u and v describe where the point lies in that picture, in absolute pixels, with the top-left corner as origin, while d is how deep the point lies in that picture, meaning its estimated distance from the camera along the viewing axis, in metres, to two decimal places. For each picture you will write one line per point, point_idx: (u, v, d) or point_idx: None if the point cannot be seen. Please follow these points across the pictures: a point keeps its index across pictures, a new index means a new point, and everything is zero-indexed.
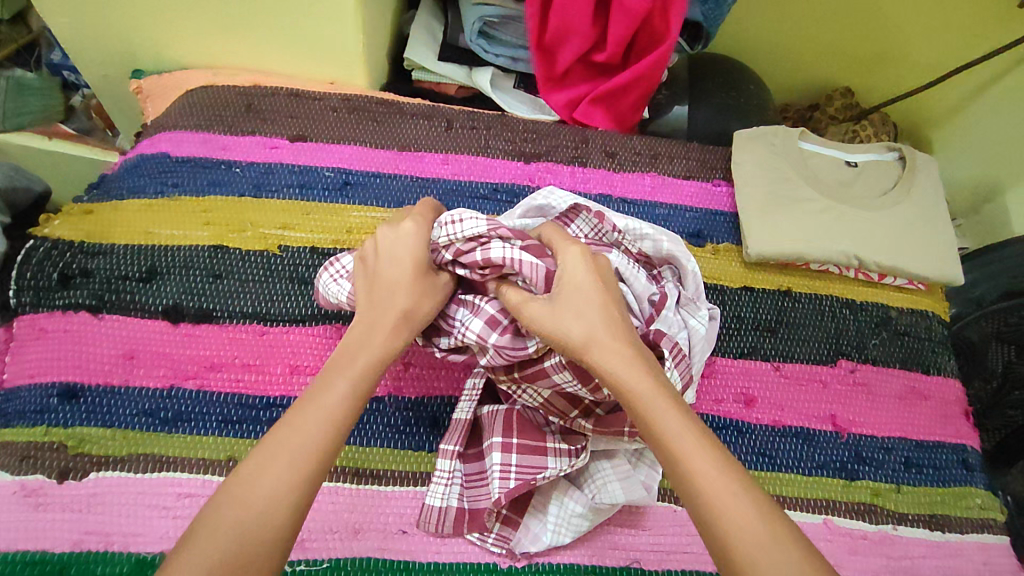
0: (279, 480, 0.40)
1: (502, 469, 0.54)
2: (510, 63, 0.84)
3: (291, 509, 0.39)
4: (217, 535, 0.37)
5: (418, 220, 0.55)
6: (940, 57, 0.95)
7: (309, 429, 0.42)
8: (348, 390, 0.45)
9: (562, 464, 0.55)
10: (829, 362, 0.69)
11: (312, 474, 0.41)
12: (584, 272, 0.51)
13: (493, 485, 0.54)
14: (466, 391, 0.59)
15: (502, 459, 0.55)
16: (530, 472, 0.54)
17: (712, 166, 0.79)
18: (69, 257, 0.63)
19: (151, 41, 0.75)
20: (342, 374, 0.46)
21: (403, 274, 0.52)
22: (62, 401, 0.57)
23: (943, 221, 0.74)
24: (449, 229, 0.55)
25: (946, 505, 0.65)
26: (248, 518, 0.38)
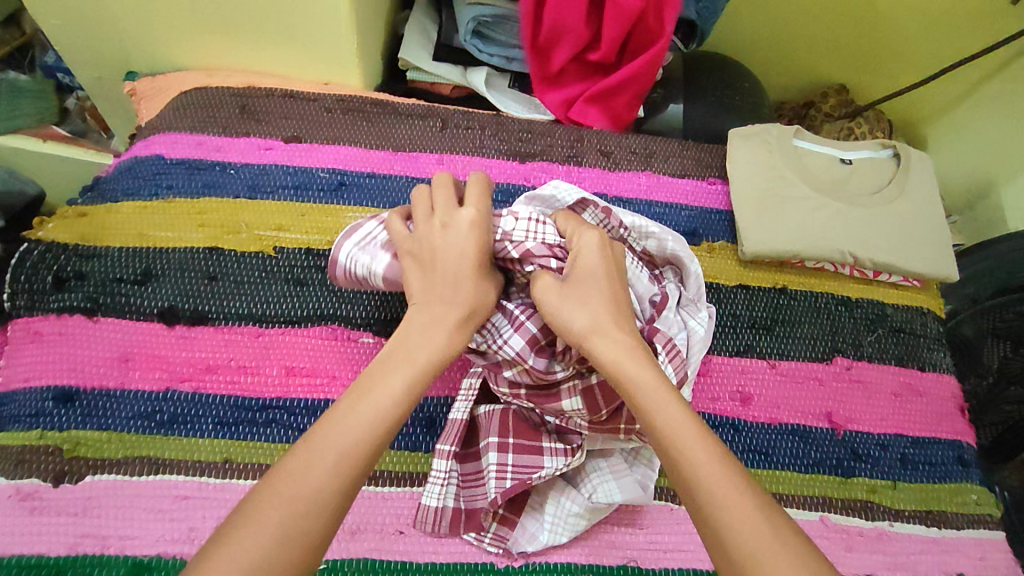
0: (330, 472, 0.39)
1: (499, 468, 0.55)
2: (505, 62, 0.84)
3: (336, 502, 0.39)
4: (267, 521, 0.37)
5: (481, 219, 0.55)
6: (934, 54, 0.95)
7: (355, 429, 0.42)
8: (400, 387, 0.45)
9: (559, 464, 0.55)
10: (825, 360, 0.69)
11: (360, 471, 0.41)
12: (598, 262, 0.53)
13: (490, 485, 0.54)
14: (462, 391, 0.59)
15: (499, 458, 0.55)
16: (527, 472, 0.54)
17: (708, 164, 0.80)
18: (64, 260, 0.63)
19: (144, 43, 0.75)
20: (396, 369, 0.46)
21: (463, 269, 0.52)
22: (57, 404, 0.57)
23: (938, 218, 0.74)
24: (528, 228, 0.58)
25: (942, 501, 0.65)
26: (295, 507, 0.37)
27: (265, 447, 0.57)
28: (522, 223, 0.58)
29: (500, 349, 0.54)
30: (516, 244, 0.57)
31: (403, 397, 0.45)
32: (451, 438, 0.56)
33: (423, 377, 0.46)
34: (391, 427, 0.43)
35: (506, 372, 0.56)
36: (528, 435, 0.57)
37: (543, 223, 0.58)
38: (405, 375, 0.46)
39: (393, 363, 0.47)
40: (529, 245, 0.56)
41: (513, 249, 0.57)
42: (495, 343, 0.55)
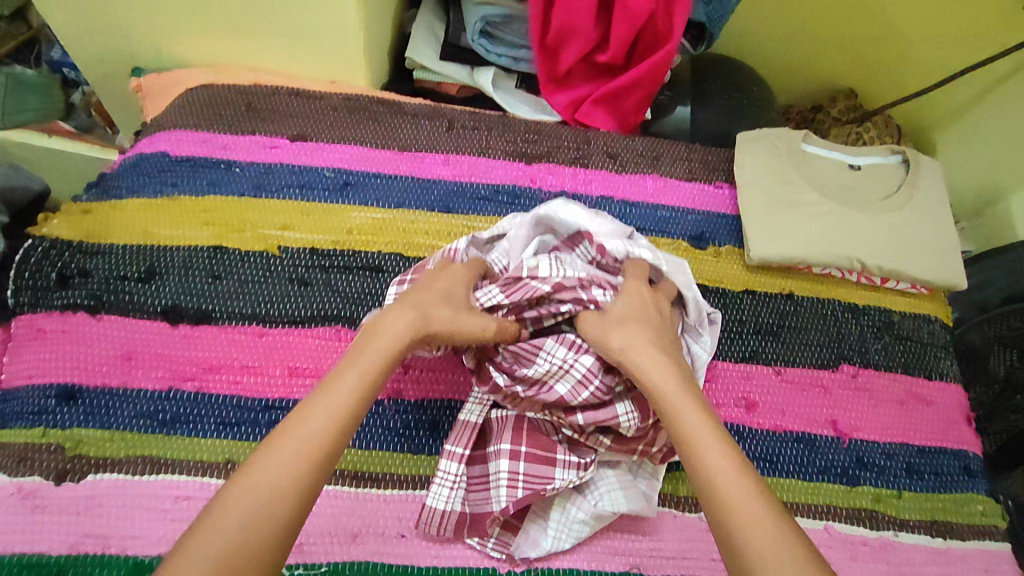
0: (294, 459, 0.41)
1: (511, 476, 0.55)
2: (512, 63, 0.84)
3: (303, 487, 0.40)
4: (236, 508, 0.37)
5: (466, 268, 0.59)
6: (944, 58, 0.95)
7: (315, 422, 0.43)
8: (355, 379, 0.46)
9: (571, 477, 0.55)
10: (832, 367, 0.69)
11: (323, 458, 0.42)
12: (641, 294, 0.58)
13: (500, 493, 0.54)
14: (476, 395, 0.59)
15: (510, 467, 0.55)
16: (538, 482, 0.54)
17: (715, 168, 0.79)
18: (68, 257, 0.63)
19: (150, 39, 0.74)
20: (347, 367, 0.47)
21: (428, 287, 0.55)
22: (60, 402, 0.57)
23: (947, 225, 0.74)
24: (551, 263, 0.59)
25: (948, 511, 0.65)
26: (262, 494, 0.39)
27: None
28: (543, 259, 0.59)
29: (572, 367, 0.55)
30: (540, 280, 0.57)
31: (355, 393, 0.46)
32: (462, 444, 0.56)
33: (376, 371, 0.48)
34: (348, 418, 0.44)
35: (574, 398, 0.54)
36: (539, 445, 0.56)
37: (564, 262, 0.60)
38: (357, 369, 0.47)
39: (347, 364, 0.48)
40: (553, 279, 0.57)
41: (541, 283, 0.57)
42: (563, 364, 0.55)
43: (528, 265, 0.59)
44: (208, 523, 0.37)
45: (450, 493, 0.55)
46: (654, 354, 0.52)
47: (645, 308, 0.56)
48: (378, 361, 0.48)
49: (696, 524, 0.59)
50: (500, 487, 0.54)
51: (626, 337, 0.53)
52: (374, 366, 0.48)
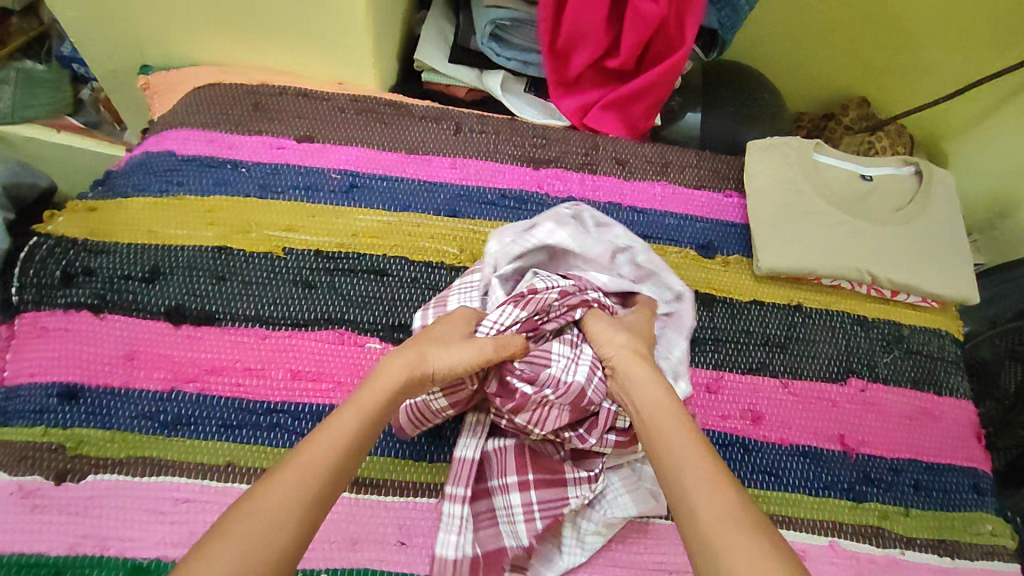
0: (287, 499, 0.40)
1: (525, 511, 0.54)
2: (521, 66, 0.83)
3: (294, 529, 0.39)
4: (226, 545, 0.37)
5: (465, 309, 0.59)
6: (958, 68, 0.93)
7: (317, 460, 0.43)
8: (354, 420, 0.46)
9: (583, 493, 0.54)
10: (840, 381, 0.68)
11: (315, 501, 0.41)
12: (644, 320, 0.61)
13: (518, 528, 0.54)
14: (471, 429, 0.58)
15: (522, 500, 0.54)
16: (553, 508, 0.54)
17: (725, 176, 0.78)
18: (72, 255, 0.62)
19: (160, 37, 0.74)
20: (347, 408, 0.47)
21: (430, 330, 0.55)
22: (62, 401, 0.57)
23: (959, 238, 0.73)
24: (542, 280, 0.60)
25: (955, 530, 0.64)
26: (253, 532, 0.38)
27: (268, 451, 0.57)
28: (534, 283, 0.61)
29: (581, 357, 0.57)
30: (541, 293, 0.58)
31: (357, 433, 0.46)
32: (461, 484, 0.55)
33: (375, 413, 0.47)
34: (344, 462, 0.44)
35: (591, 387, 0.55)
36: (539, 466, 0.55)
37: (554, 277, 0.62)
38: (358, 411, 0.47)
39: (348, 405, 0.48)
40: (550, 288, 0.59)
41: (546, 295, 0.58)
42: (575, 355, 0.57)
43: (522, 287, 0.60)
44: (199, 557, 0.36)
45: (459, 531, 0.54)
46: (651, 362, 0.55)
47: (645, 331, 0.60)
48: (380, 402, 0.48)
49: None
50: (513, 523, 0.54)
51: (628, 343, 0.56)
52: (373, 408, 0.47)
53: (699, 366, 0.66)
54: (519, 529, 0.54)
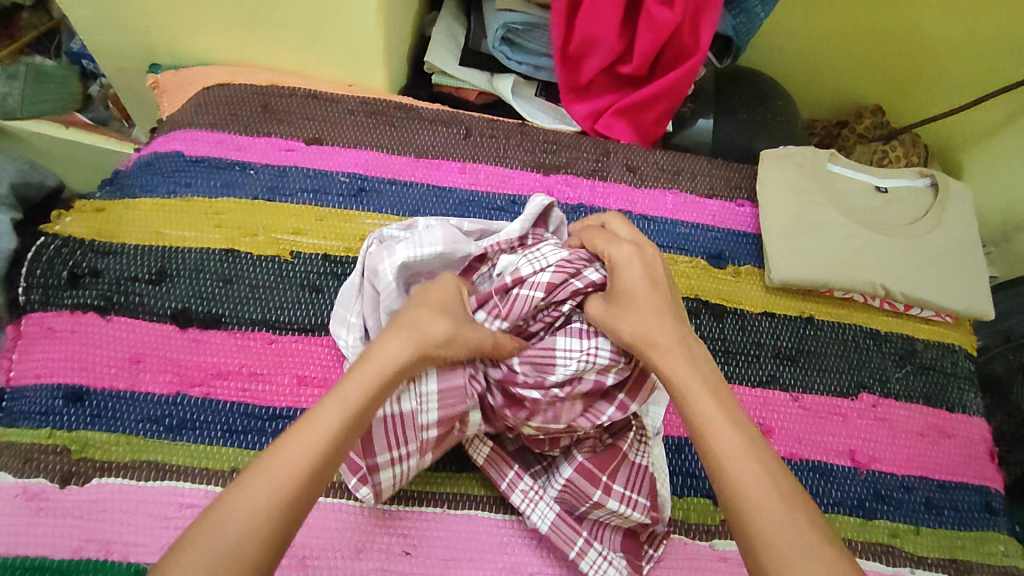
0: (258, 503, 0.37)
1: (631, 503, 0.54)
2: (533, 71, 0.82)
3: (267, 534, 0.36)
4: (192, 556, 0.34)
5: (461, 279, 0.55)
6: (975, 79, 0.92)
7: (288, 465, 0.39)
8: (336, 411, 0.42)
9: (638, 454, 0.56)
10: (850, 396, 0.67)
11: (292, 503, 0.38)
12: (641, 264, 0.53)
13: (636, 514, 0.54)
14: (525, 502, 0.54)
15: (620, 500, 0.54)
16: (637, 481, 0.55)
17: (736, 185, 0.77)
18: (80, 255, 0.62)
19: (170, 36, 0.74)
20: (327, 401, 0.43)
21: (422, 298, 0.51)
22: (67, 403, 0.56)
23: (975, 252, 0.72)
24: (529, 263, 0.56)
25: (966, 550, 0.63)
26: (221, 542, 0.35)
27: None
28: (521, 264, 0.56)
29: (594, 354, 0.52)
30: (528, 284, 0.54)
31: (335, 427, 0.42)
32: (561, 528, 0.53)
33: (361, 402, 0.43)
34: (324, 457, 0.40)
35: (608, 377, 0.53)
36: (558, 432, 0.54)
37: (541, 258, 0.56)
38: (341, 401, 0.43)
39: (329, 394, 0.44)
40: (542, 276, 0.54)
41: (532, 290, 0.53)
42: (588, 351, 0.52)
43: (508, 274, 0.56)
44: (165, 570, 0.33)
45: (611, 560, 0.53)
46: (668, 332, 0.49)
47: (651, 282, 0.52)
48: (364, 390, 0.44)
49: (706, 553, 0.57)
50: (628, 518, 0.54)
51: (633, 324, 0.50)
52: (357, 396, 0.43)
53: None
54: (636, 518, 0.54)
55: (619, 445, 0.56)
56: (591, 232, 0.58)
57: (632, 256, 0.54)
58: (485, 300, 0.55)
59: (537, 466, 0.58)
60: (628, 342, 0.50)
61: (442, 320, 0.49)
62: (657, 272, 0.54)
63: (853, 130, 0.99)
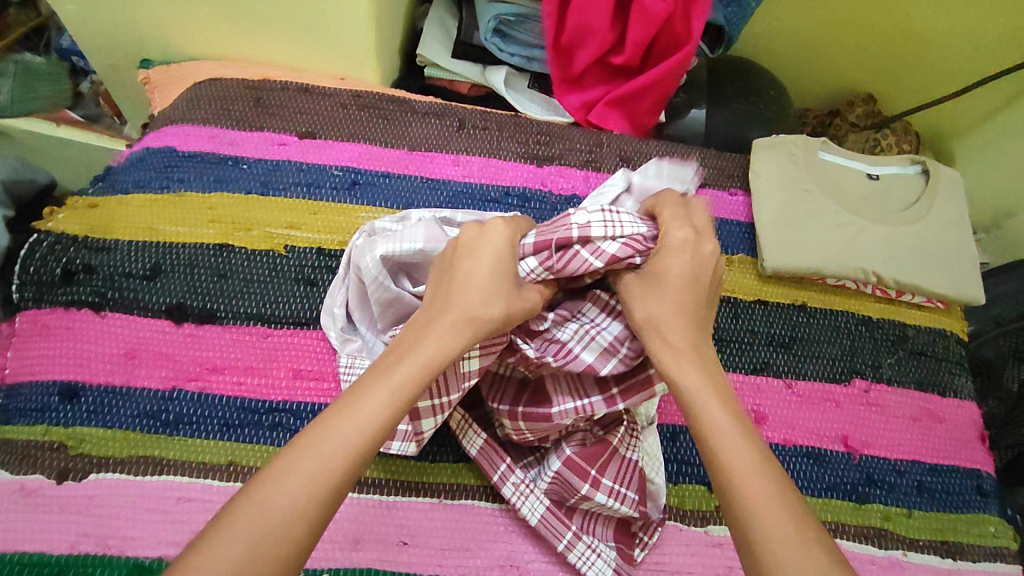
0: (303, 484, 0.38)
1: (619, 497, 0.54)
2: (526, 63, 0.82)
3: (312, 516, 0.37)
4: (239, 526, 0.36)
5: (511, 227, 0.54)
6: (965, 67, 0.93)
7: (336, 445, 0.39)
8: (386, 398, 0.42)
9: (627, 448, 0.56)
10: (843, 381, 0.67)
11: (336, 489, 0.39)
12: (692, 257, 0.52)
13: (623, 508, 0.54)
14: (515, 495, 0.55)
15: (609, 494, 0.54)
16: (626, 475, 0.55)
17: (729, 174, 0.78)
18: (73, 252, 0.62)
19: (161, 31, 0.74)
20: (379, 385, 0.43)
21: (479, 272, 0.50)
22: (62, 400, 0.56)
23: (966, 239, 0.72)
24: (605, 222, 0.54)
25: (958, 532, 0.63)
26: (264, 519, 0.36)
27: (270, 450, 0.56)
28: (596, 218, 0.54)
29: (597, 334, 0.53)
30: (591, 248, 0.53)
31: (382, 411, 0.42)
32: (550, 521, 0.54)
33: (412, 389, 0.43)
34: (370, 445, 0.41)
35: (604, 365, 0.52)
36: (537, 416, 0.53)
37: (620, 216, 0.55)
38: (391, 388, 0.43)
39: (380, 378, 0.43)
40: (611, 248, 0.52)
41: (593, 257, 0.52)
42: (592, 329, 0.54)
43: (579, 220, 0.54)
44: (211, 540, 0.35)
45: (599, 552, 0.54)
46: (680, 337, 0.49)
47: (693, 278, 0.52)
48: (416, 378, 0.44)
49: (701, 539, 0.57)
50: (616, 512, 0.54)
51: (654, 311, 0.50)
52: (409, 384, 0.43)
53: None
54: (624, 512, 0.54)
55: (609, 440, 0.56)
56: (669, 199, 0.57)
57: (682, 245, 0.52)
58: (542, 245, 0.53)
59: (529, 458, 0.59)
60: (637, 324, 0.50)
61: (497, 299, 0.48)
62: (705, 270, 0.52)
63: (845, 119, 1.00)
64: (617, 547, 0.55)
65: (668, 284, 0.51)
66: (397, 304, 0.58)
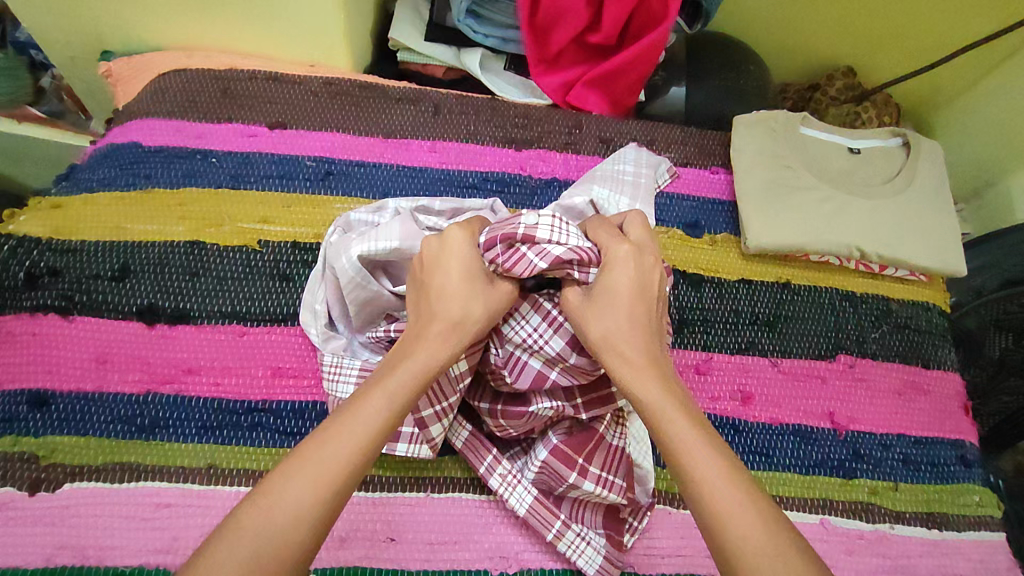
0: (303, 488, 0.37)
1: (606, 485, 0.53)
2: (501, 44, 0.80)
3: (316, 520, 0.37)
4: (245, 540, 0.35)
5: (468, 226, 0.52)
6: (945, 36, 0.92)
7: (335, 456, 0.39)
8: (384, 403, 0.42)
9: (614, 435, 0.56)
10: (829, 358, 0.67)
11: (337, 493, 0.38)
12: (637, 267, 0.49)
13: (611, 496, 0.53)
14: (503, 487, 0.54)
15: (597, 482, 0.53)
16: (613, 462, 0.54)
17: (711, 152, 0.77)
18: (37, 255, 0.60)
19: (119, 22, 0.71)
20: (374, 390, 0.42)
21: (449, 279, 0.49)
22: (31, 408, 0.55)
23: (948, 212, 0.72)
24: (553, 225, 0.50)
25: (944, 503, 0.64)
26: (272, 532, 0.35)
27: (250, 451, 0.55)
28: (545, 219, 0.50)
29: (544, 345, 0.51)
30: (538, 250, 0.49)
31: (381, 417, 0.41)
32: (538, 511, 0.54)
33: (408, 397, 0.43)
34: (369, 449, 0.40)
35: (551, 372, 0.52)
36: (514, 414, 0.53)
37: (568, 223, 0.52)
38: (388, 393, 0.42)
39: (376, 385, 0.43)
40: (557, 250, 0.49)
41: (539, 259, 0.49)
42: (536, 340, 0.51)
43: (527, 219, 0.50)
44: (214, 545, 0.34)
45: (589, 540, 0.54)
46: (636, 346, 0.46)
47: (642, 286, 0.49)
48: (412, 382, 0.43)
49: (691, 521, 0.57)
50: (605, 500, 0.54)
51: (602, 327, 0.47)
52: (406, 391, 0.43)
53: (689, 348, 0.65)
54: (612, 499, 0.54)
55: (596, 427, 0.55)
56: (596, 226, 0.54)
57: (627, 258, 0.49)
58: (489, 244, 0.50)
59: (516, 449, 0.58)
60: (593, 345, 0.47)
61: (477, 303, 0.48)
62: (650, 279, 0.50)
63: (826, 92, 0.99)
64: (606, 534, 0.55)
65: (614, 294, 0.48)
66: (374, 303, 0.58)
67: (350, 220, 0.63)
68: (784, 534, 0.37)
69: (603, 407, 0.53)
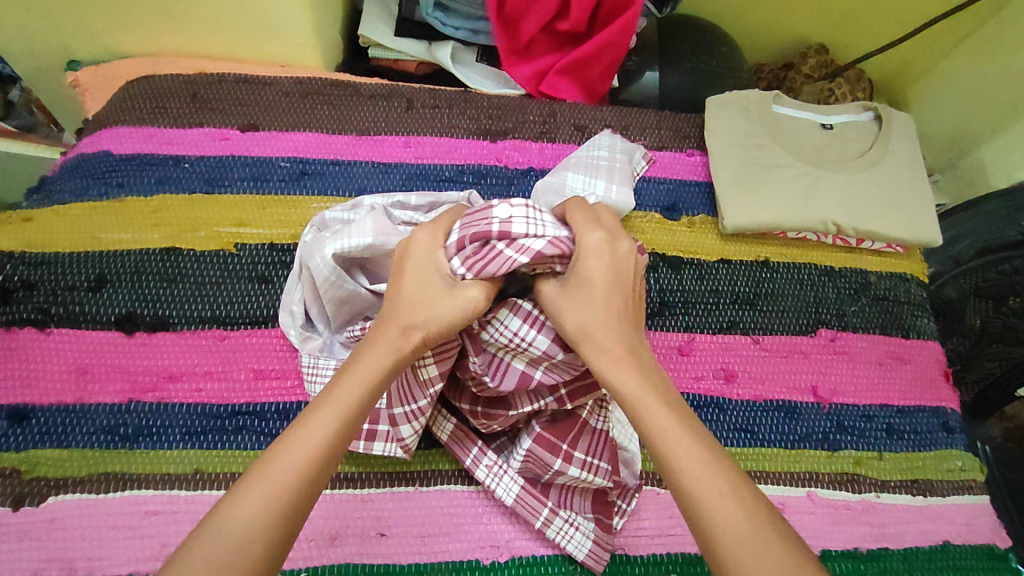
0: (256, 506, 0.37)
1: (592, 469, 0.54)
2: (471, 35, 0.79)
3: (269, 536, 0.37)
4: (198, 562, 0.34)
5: (433, 227, 0.51)
6: (914, 9, 0.92)
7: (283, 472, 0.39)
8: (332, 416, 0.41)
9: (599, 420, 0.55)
10: (810, 332, 0.68)
11: (290, 507, 0.38)
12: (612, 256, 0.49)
13: (597, 480, 0.54)
14: (490, 477, 0.55)
15: (583, 467, 0.54)
16: (598, 447, 0.54)
17: (685, 135, 0.77)
18: (10, 270, 0.59)
19: (86, 32, 0.70)
20: (321, 404, 0.42)
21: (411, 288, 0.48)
22: (9, 424, 0.54)
23: (921, 182, 0.72)
24: (528, 218, 0.49)
25: (927, 469, 0.65)
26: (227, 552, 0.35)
27: (234, 455, 0.55)
28: (519, 213, 0.49)
29: (529, 347, 0.50)
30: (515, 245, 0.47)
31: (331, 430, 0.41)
32: (527, 499, 0.54)
33: (359, 406, 0.43)
34: (321, 461, 0.40)
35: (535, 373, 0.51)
36: (496, 413, 0.54)
37: (542, 211, 0.51)
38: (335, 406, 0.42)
39: (326, 396, 0.43)
40: (536, 244, 0.47)
41: (517, 252, 0.47)
42: (519, 344, 0.50)
43: (501, 214, 0.49)
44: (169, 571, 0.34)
45: (577, 526, 0.54)
46: (613, 337, 0.46)
47: (616, 276, 0.48)
48: (360, 395, 0.43)
49: None
50: (592, 483, 0.54)
51: (577, 317, 0.47)
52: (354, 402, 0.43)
53: (671, 329, 0.66)
54: (599, 483, 0.54)
55: (578, 413, 0.55)
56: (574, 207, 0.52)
57: (597, 250, 0.48)
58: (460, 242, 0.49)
59: (503, 440, 0.58)
60: (570, 339, 0.47)
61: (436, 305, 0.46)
62: (625, 269, 0.49)
63: (800, 71, 1.00)
64: (596, 518, 0.55)
65: (594, 285, 0.48)
66: (351, 301, 0.58)
67: (329, 217, 0.63)
68: (764, 524, 0.38)
69: (588, 395, 0.53)
